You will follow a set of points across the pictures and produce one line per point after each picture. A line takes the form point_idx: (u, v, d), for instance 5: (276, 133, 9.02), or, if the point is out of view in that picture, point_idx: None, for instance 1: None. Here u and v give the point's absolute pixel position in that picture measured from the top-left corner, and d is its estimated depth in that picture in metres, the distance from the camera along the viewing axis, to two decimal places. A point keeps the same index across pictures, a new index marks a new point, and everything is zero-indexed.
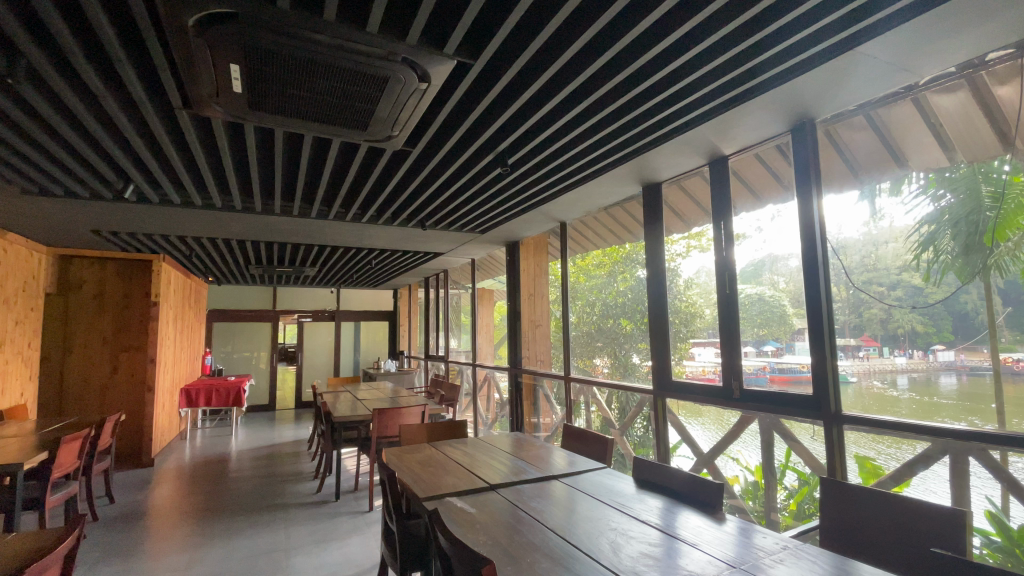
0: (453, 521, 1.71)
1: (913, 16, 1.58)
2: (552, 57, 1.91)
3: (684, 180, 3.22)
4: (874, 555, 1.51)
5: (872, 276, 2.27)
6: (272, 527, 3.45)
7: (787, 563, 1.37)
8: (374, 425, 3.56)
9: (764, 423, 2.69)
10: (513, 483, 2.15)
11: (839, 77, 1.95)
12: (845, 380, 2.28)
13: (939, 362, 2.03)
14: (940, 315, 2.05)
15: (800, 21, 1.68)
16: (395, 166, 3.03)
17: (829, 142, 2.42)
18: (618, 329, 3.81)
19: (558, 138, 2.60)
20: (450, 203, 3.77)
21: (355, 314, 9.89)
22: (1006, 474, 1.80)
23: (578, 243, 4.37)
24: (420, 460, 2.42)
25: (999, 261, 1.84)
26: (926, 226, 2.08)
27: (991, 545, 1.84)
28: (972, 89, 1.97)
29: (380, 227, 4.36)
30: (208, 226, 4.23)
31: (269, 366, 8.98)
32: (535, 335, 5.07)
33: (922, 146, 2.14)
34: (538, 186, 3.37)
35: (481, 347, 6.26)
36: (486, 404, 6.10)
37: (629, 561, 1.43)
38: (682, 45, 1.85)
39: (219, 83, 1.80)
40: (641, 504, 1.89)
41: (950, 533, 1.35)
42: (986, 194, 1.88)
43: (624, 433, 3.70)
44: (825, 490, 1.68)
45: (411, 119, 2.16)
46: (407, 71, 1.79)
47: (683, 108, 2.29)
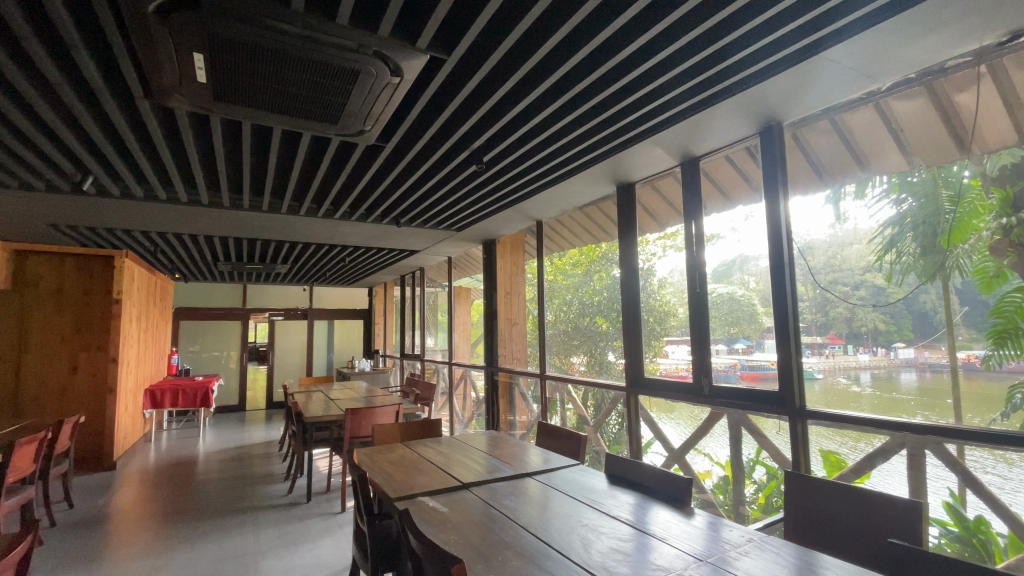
0: (425, 521, 1.69)
1: (876, 22, 1.62)
2: (527, 54, 1.89)
3: (658, 180, 3.26)
4: (834, 545, 1.56)
5: (838, 277, 2.34)
6: (240, 530, 3.36)
7: (752, 556, 1.40)
8: (347, 426, 3.50)
9: (732, 419, 2.75)
10: (486, 481, 2.13)
11: (805, 81, 2.00)
12: (812, 377, 2.35)
13: (900, 359, 2.12)
14: (901, 314, 2.13)
15: (767, 26, 1.71)
16: (369, 161, 2.98)
17: (796, 145, 2.48)
18: (594, 327, 3.84)
19: (533, 137, 2.60)
20: (425, 201, 3.73)
21: (330, 312, 9.72)
22: (961, 466, 1.88)
23: (554, 242, 4.38)
24: (391, 460, 2.38)
25: (958, 262, 1.91)
26: (889, 229, 2.15)
27: (949, 535, 1.90)
28: (930, 96, 2.05)
29: (354, 223, 4.29)
30: (174, 220, 4.09)
31: (239, 366, 8.76)
32: (512, 333, 5.07)
33: (884, 151, 2.21)
34: (514, 185, 3.37)
35: (458, 345, 6.20)
36: (462, 403, 6.08)
37: (599, 557, 1.44)
38: (654, 47, 1.86)
39: (183, 73, 1.74)
40: (613, 499, 1.91)
41: (908, 524, 1.40)
42: (945, 197, 1.95)
43: (598, 429, 3.74)
44: (790, 484, 1.72)
45: (384, 113, 2.12)
46: (378, 64, 1.76)
47: (656, 108, 2.31)
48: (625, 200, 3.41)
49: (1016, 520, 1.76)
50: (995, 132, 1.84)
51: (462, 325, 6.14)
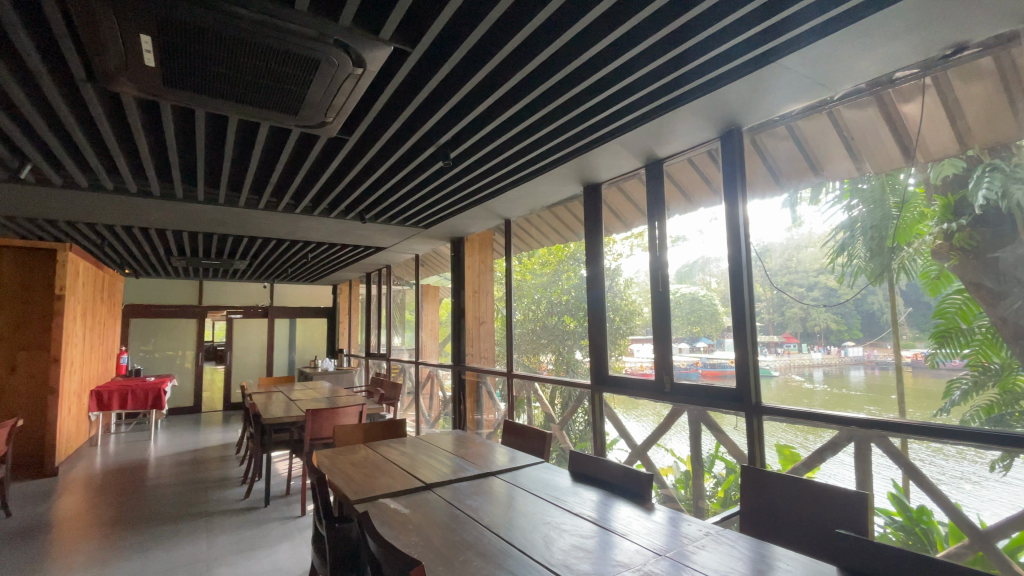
0: (386, 523, 1.66)
1: (825, 34, 1.69)
2: (494, 50, 1.88)
3: (623, 182, 3.31)
4: (786, 538, 1.61)
5: (792, 278, 2.43)
6: (193, 537, 3.21)
7: (708, 549, 1.44)
8: (307, 427, 3.40)
9: (693, 415, 2.82)
10: (450, 482, 2.11)
11: (762, 88, 2.07)
12: (768, 374, 2.43)
13: (849, 357, 2.21)
14: (851, 314, 2.23)
15: (724, 34, 1.76)
16: (331, 154, 2.89)
17: (755, 149, 2.56)
18: (562, 325, 3.86)
19: (499, 134, 2.59)
20: (391, 197, 3.66)
21: (293, 310, 9.45)
22: (905, 459, 1.98)
23: (523, 241, 4.38)
24: (352, 461, 2.33)
25: (903, 264, 2.02)
26: (841, 233, 2.25)
27: (894, 524, 2.01)
28: (879, 105, 2.15)
29: (317, 219, 4.18)
30: (123, 212, 3.87)
31: (195, 365, 8.43)
32: (479, 332, 5.04)
33: (836, 157, 2.31)
34: (482, 182, 3.34)
35: (426, 344, 6.12)
36: (429, 403, 6.01)
37: (561, 554, 1.44)
38: (616, 49, 1.89)
39: (129, 56, 1.64)
40: (576, 496, 1.92)
41: (854, 515, 1.46)
42: (892, 204, 2.06)
43: (563, 427, 3.77)
44: (746, 479, 1.76)
45: (346, 105, 2.06)
46: (340, 55, 1.71)
47: (621, 110, 2.34)
48: (591, 200, 3.45)
49: (958, 512, 1.85)
50: (937, 141, 1.96)
51: (429, 324, 6.05)
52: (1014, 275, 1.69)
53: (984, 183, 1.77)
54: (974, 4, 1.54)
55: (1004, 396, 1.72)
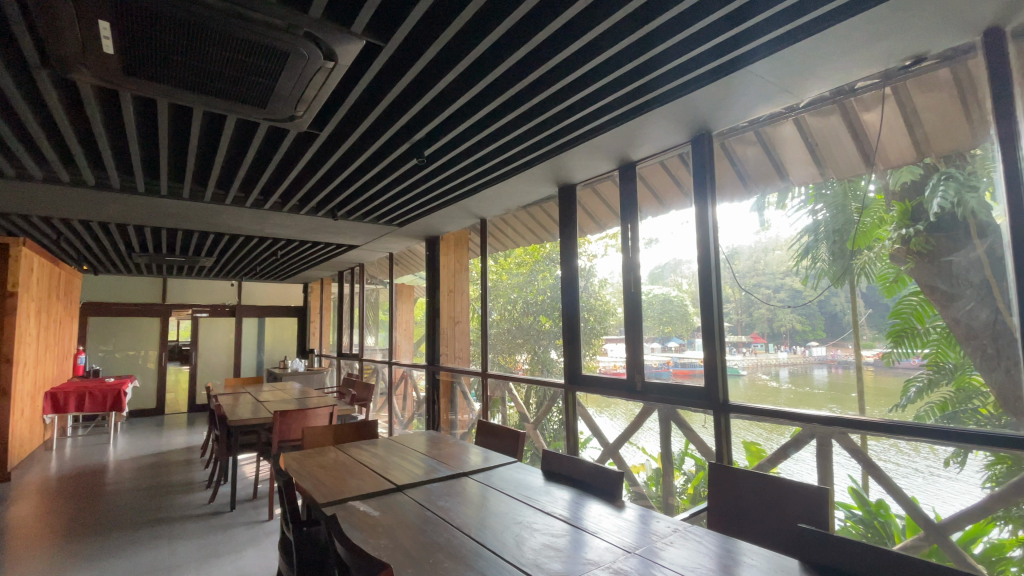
0: (354, 526, 1.63)
1: (789, 43, 1.75)
2: (468, 47, 1.86)
3: (597, 183, 3.34)
4: (752, 533, 1.65)
5: (759, 280, 2.48)
6: (153, 544, 3.10)
7: (677, 545, 1.46)
8: (275, 429, 3.31)
9: (663, 413, 2.87)
10: (422, 483, 2.09)
11: (730, 94, 2.12)
12: (736, 372, 2.48)
13: (813, 356, 2.28)
14: (815, 315, 2.30)
15: (692, 41, 1.80)
16: (302, 150, 2.82)
17: (724, 153, 2.61)
18: (537, 325, 3.86)
19: (474, 133, 2.58)
20: (364, 194, 3.61)
21: (262, 309, 9.21)
22: (865, 455, 2.05)
23: (498, 240, 4.37)
24: (321, 464, 2.29)
25: (864, 267, 2.10)
26: (806, 237, 2.32)
27: (853, 517, 2.08)
28: (842, 113, 2.23)
29: (288, 215, 4.08)
30: (80, 206, 3.70)
31: (157, 366, 8.17)
32: (454, 332, 5.01)
33: (801, 163, 2.38)
34: (457, 181, 3.32)
35: (399, 343, 6.04)
36: (402, 403, 5.94)
37: (531, 554, 1.44)
38: (588, 52, 1.90)
39: (86, 43, 1.57)
40: (548, 496, 1.93)
41: (815, 509, 1.51)
42: (854, 209, 2.14)
43: (537, 427, 3.79)
44: (713, 476, 1.80)
45: (316, 98, 2.01)
46: (309, 47, 1.68)
47: (594, 112, 2.36)
48: (566, 201, 3.47)
49: (914, 506, 1.93)
50: (897, 150, 2.04)
51: (403, 324, 5.98)
52: (965, 278, 1.79)
53: (939, 191, 1.87)
54: (930, 17, 1.61)
55: (958, 394, 1.81)
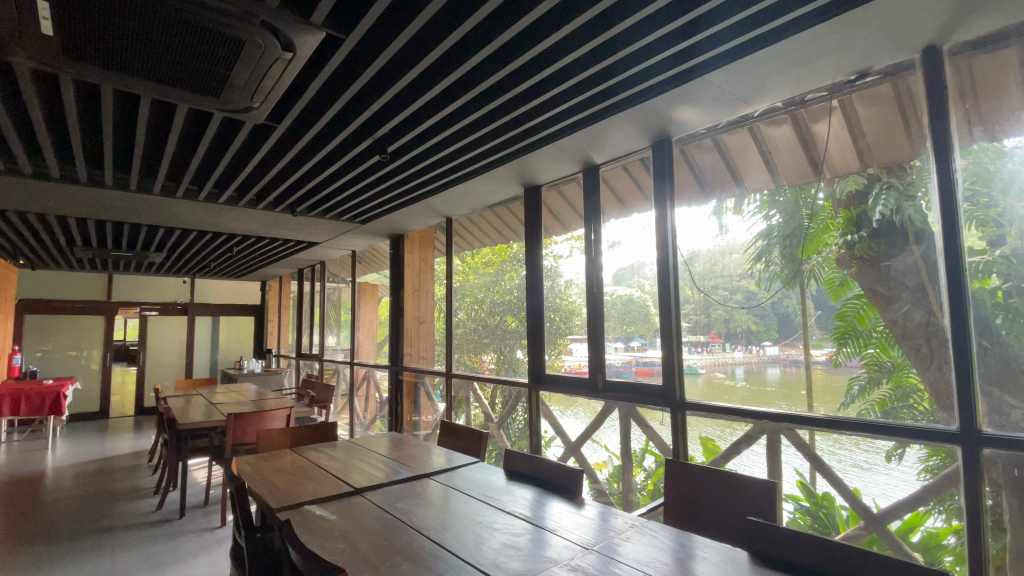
0: (309, 531, 1.58)
1: (742, 54, 1.81)
2: (431, 43, 1.84)
3: (562, 185, 3.37)
4: (706, 527, 1.70)
5: (717, 282, 2.55)
6: (93, 554, 2.92)
7: (633, 540, 1.49)
8: (228, 432, 3.18)
9: (623, 411, 2.93)
10: (381, 485, 2.05)
11: (688, 101, 2.18)
12: (695, 371, 2.55)
13: (767, 356, 2.35)
14: (769, 316, 2.38)
15: (650, 50, 1.84)
16: (259, 142, 2.73)
17: (683, 159, 2.69)
18: (502, 325, 3.84)
19: (438, 131, 2.55)
20: (325, 190, 3.52)
21: (218, 307, 8.85)
22: (812, 450, 2.15)
23: (464, 239, 4.34)
24: (277, 468, 2.22)
25: (814, 272, 2.19)
26: (761, 241, 2.40)
27: (801, 509, 2.18)
28: (794, 124, 2.33)
29: (244, 210, 3.92)
30: (13, 196, 3.46)
31: (102, 367, 7.71)
32: (418, 332, 4.94)
33: (755, 169, 2.48)
34: (421, 179, 3.29)
35: (362, 343, 5.90)
36: (364, 405, 5.83)
37: (491, 554, 1.44)
38: (550, 56, 1.92)
39: (20, 22, 1.46)
40: (509, 495, 1.93)
41: (765, 503, 1.56)
42: (804, 215, 2.25)
43: (501, 426, 3.80)
44: (670, 473, 1.85)
45: (274, 90, 1.95)
46: (267, 37, 1.62)
47: (558, 115, 2.38)
48: (531, 202, 3.50)
49: (857, 498, 2.03)
50: (843, 160, 2.15)
51: (366, 323, 5.86)
52: (902, 281, 1.91)
53: (881, 200, 1.99)
54: (871, 34, 1.70)
55: (896, 391, 1.91)
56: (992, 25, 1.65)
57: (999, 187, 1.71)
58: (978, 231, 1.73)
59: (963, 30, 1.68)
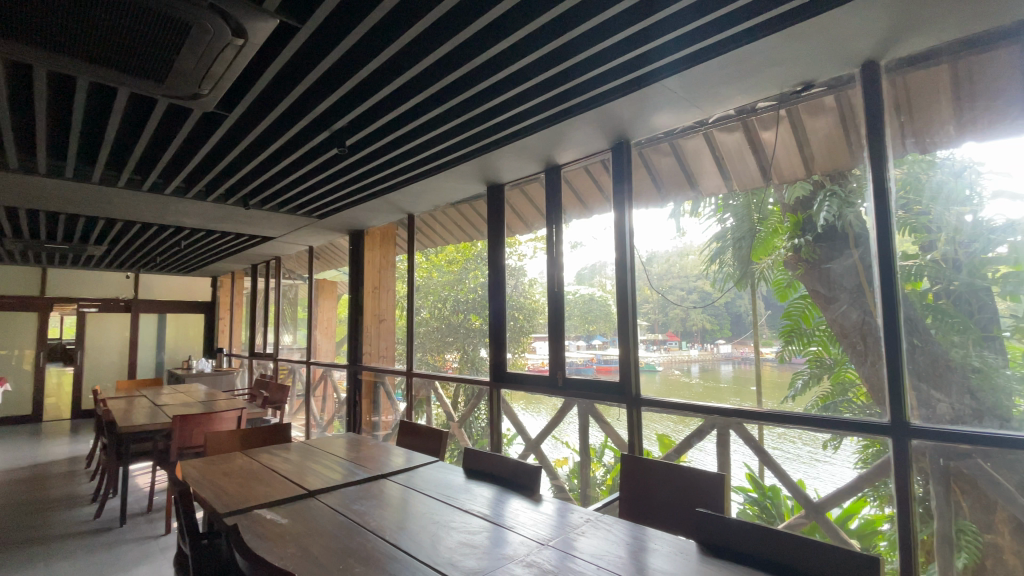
0: (258, 535, 1.53)
1: (696, 62, 1.86)
2: (391, 36, 1.80)
3: (525, 184, 3.39)
4: (659, 520, 1.75)
5: (674, 282, 2.62)
6: (21, 568, 2.72)
7: (588, 534, 1.52)
8: (174, 435, 3.03)
9: (582, 408, 2.97)
10: (337, 487, 2.00)
11: (646, 106, 2.23)
12: (653, 368, 2.61)
13: (721, 353, 2.43)
14: (722, 315, 2.46)
15: (609, 54, 1.87)
16: (208, 132, 2.60)
17: (642, 162, 2.75)
18: (466, 323, 3.82)
19: (399, 126, 2.50)
20: (282, 184, 3.40)
21: (166, 304, 8.42)
22: (760, 444, 2.24)
23: (425, 236, 4.29)
24: (226, 471, 2.13)
25: (763, 273, 2.28)
26: (716, 243, 2.48)
27: (750, 500, 2.28)
28: (745, 131, 2.42)
29: (193, 202, 3.74)
30: None
31: (35, 367, 7.19)
32: (379, 330, 4.85)
33: (709, 174, 2.57)
34: (381, 175, 3.23)
35: (319, 342, 5.73)
36: (322, 405, 5.67)
37: (447, 553, 1.43)
38: (511, 55, 1.92)
39: None
40: (469, 494, 1.93)
41: (714, 496, 1.62)
42: (755, 219, 2.34)
43: (462, 425, 3.79)
44: (626, 468, 1.89)
45: (224, 77, 1.86)
46: (216, 21, 1.55)
47: (519, 115, 2.38)
48: (494, 200, 3.50)
49: (801, 488, 2.13)
50: (790, 167, 2.26)
51: (324, 322, 5.71)
52: (842, 283, 2.03)
53: (825, 206, 2.10)
54: (814, 48, 1.79)
55: (836, 386, 2.01)
56: (924, 44, 1.76)
57: (929, 196, 1.84)
58: (910, 237, 1.85)
59: (898, 47, 1.79)
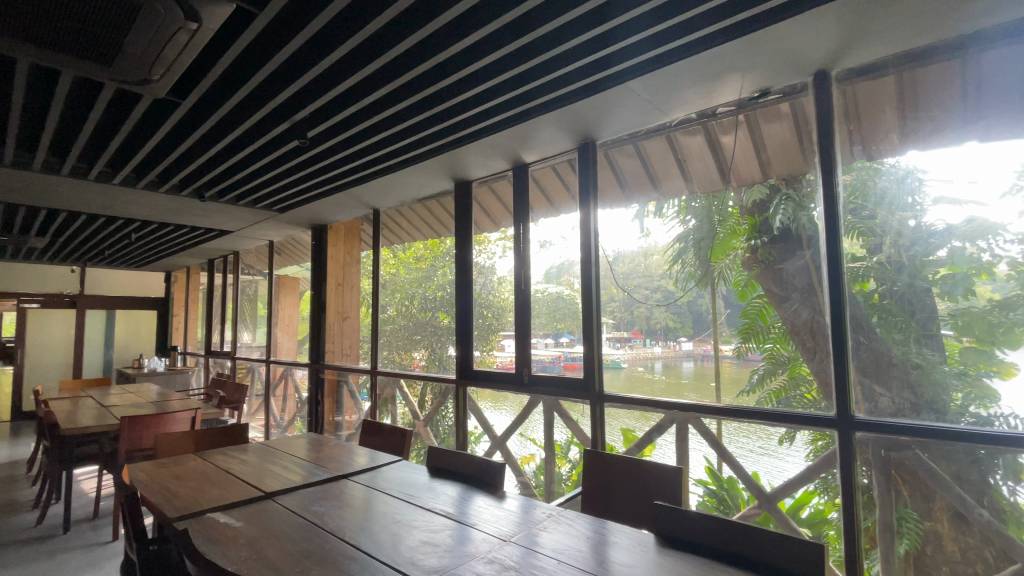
0: (209, 540, 1.48)
1: (657, 66, 1.90)
2: (353, 26, 1.76)
3: (493, 182, 3.39)
4: (619, 514, 1.78)
5: (638, 281, 2.68)
6: None
7: (551, 529, 1.54)
8: (122, 437, 2.88)
9: (547, 404, 3.00)
10: (296, 488, 1.95)
11: (610, 107, 2.26)
12: (618, 365, 2.65)
13: (683, 350, 2.49)
14: (684, 313, 2.52)
15: (573, 54, 1.88)
16: (160, 120, 2.49)
17: (607, 163, 2.79)
18: (433, 321, 3.79)
19: (363, 119, 2.45)
20: (241, 176, 3.28)
21: (116, 300, 8.02)
22: (717, 438, 2.32)
23: (391, 231, 4.24)
24: (177, 474, 2.05)
25: (723, 273, 2.35)
26: (678, 243, 2.53)
27: (709, 492, 2.35)
28: (706, 134, 2.49)
29: (145, 193, 3.57)
30: None
31: None
32: (343, 328, 4.75)
33: (671, 176, 2.63)
34: (345, 168, 3.16)
35: (280, 340, 5.57)
36: (282, 405, 5.52)
37: (408, 552, 1.42)
38: (476, 51, 1.91)
39: None
40: (432, 492, 1.92)
41: (672, 489, 1.66)
42: (715, 220, 2.40)
43: (428, 424, 3.76)
44: (589, 463, 1.92)
45: (177, 62, 1.78)
46: (166, 3, 1.47)
47: (486, 111, 2.38)
48: (461, 196, 3.48)
49: (756, 480, 2.21)
50: (748, 171, 2.34)
51: (285, 319, 5.55)
52: (794, 283, 2.12)
53: (781, 209, 2.19)
54: (769, 56, 1.85)
55: (790, 381, 2.10)
56: (871, 56, 1.85)
57: (874, 201, 1.94)
58: (859, 240, 1.94)
59: (848, 58, 1.88)
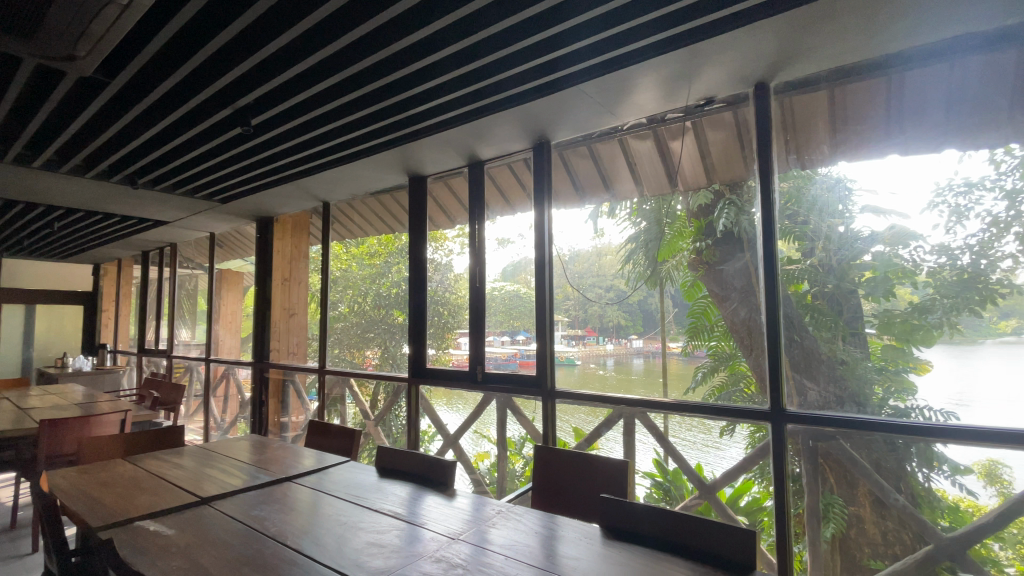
0: (138, 549, 1.39)
1: (609, 70, 1.94)
2: (299, 12, 1.69)
3: (449, 178, 3.37)
4: (568, 508, 1.81)
5: (591, 280, 2.73)
6: None
7: (501, 525, 1.55)
8: (40, 442, 2.66)
9: (500, 402, 3.02)
10: (235, 492, 1.87)
11: (564, 108, 2.29)
12: (571, 363, 2.70)
13: (633, 348, 2.55)
14: (635, 312, 2.59)
15: (527, 53, 1.89)
16: (86, 101, 2.31)
17: (562, 163, 2.83)
18: (387, 318, 3.72)
19: (311, 108, 2.36)
20: (179, 163, 3.10)
21: (38, 294, 7.39)
22: (664, 432, 2.40)
23: (342, 226, 4.13)
24: (104, 481, 1.92)
25: (670, 273, 2.43)
26: (630, 244, 2.60)
27: (655, 484, 2.43)
28: (655, 138, 2.58)
29: (69, 178, 3.30)
30: None
31: None
32: (289, 325, 4.57)
33: (623, 177, 2.70)
34: (294, 159, 3.05)
35: (222, 338, 5.30)
36: (223, 405, 5.26)
37: (354, 554, 1.39)
38: (429, 45, 1.88)
39: None
40: (381, 493, 1.89)
41: (618, 481, 1.72)
42: (665, 222, 2.48)
43: (380, 423, 3.69)
44: (540, 459, 1.94)
45: (108, 39, 1.66)
46: None
47: (441, 106, 2.35)
48: (416, 192, 3.44)
49: (699, 472, 2.30)
50: (693, 176, 2.44)
51: (227, 316, 5.30)
52: (734, 283, 2.23)
53: (724, 212, 2.29)
54: (713, 66, 1.93)
55: (731, 377, 2.19)
56: (806, 70, 1.97)
57: (807, 208, 2.07)
58: (794, 243, 2.06)
59: (785, 71, 1.98)
